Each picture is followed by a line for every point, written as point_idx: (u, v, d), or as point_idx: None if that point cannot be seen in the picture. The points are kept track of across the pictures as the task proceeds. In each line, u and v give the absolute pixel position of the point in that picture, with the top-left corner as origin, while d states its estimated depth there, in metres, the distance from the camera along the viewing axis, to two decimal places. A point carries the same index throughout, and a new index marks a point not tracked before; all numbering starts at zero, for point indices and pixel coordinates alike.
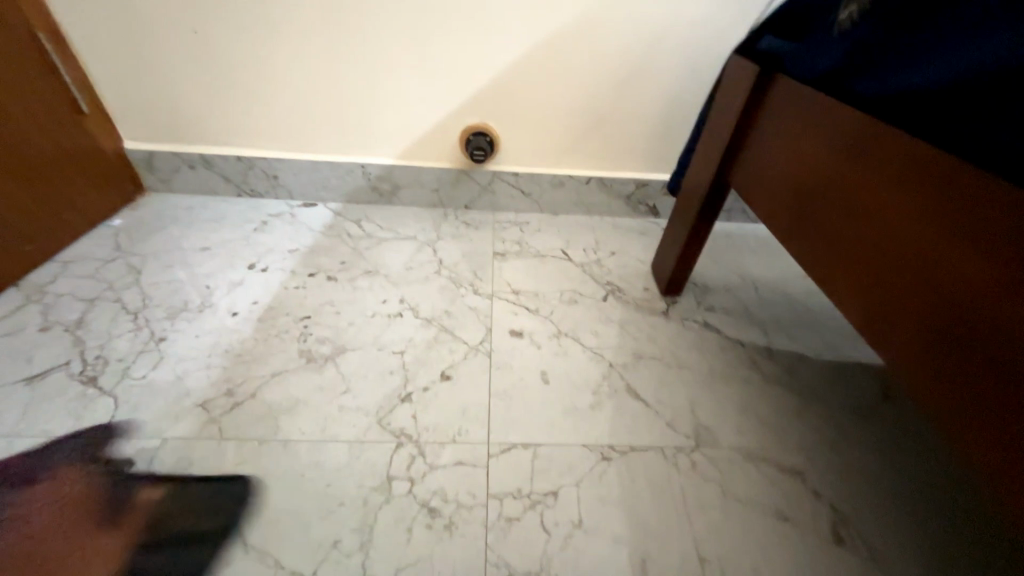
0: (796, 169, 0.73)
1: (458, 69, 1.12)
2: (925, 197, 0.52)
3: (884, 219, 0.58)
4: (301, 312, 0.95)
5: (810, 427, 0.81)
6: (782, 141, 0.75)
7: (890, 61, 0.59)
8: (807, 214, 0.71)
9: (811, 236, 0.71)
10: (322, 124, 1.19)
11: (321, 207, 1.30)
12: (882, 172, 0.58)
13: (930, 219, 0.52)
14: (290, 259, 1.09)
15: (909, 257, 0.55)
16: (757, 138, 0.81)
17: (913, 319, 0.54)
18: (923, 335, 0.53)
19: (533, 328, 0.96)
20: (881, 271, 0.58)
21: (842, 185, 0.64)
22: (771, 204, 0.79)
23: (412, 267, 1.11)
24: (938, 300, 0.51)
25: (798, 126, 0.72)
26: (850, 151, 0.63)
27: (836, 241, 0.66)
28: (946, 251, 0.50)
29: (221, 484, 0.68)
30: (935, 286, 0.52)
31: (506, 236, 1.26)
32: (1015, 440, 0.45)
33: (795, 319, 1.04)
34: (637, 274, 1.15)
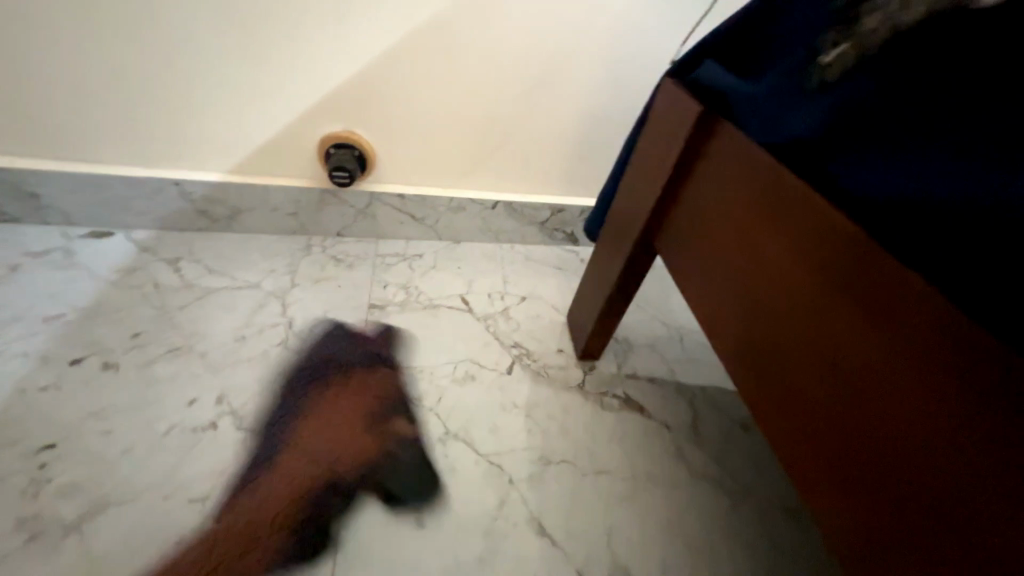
0: (729, 253, 0.55)
1: (302, 56, 0.80)
2: (905, 351, 0.37)
3: (840, 357, 0.42)
4: (42, 439, 0.62)
5: (743, 549, 0.68)
6: (712, 191, 0.57)
7: (880, 144, 0.42)
8: (740, 317, 0.54)
9: (703, 263, 0.60)
10: (100, 122, 0.82)
11: (120, 237, 0.92)
12: (844, 294, 0.41)
13: (911, 387, 0.36)
14: (43, 335, 0.73)
15: (868, 416, 0.39)
16: (690, 199, 0.61)
17: (803, 386, 0.46)
18: (888, 538, 0.38)
19: (411, 430, 0.72)
20: (780, 324, 0.48)
21: (746, 216, 0.52)
22: (699, 289, 0.61)
23: (247, 335, 0.80)
24: (913, 502, 0.36)
25: (738, 198, 0.53)
26: (801, 250, 0.45)
27: (730, 275, 0.55)
28: (931, 439, 0.35)
29: None
30: (872, 429, 0.39)
31: (389, 277, 0.98)
32: (882, 544, 0.39)
33: (728, 385, 0.89)
34: (550, 329, 0.94)
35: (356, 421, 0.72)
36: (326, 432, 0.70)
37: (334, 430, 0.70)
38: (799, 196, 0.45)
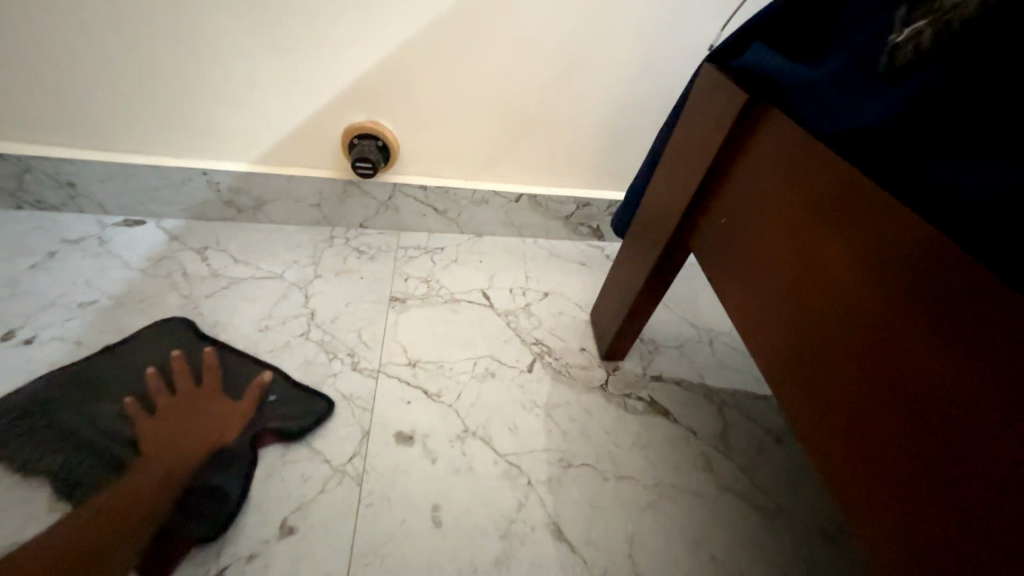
0: (769, 247, 0.52)
1: (326, 45, 0.79)
2: (971, 358, 0.33)
3: (887, 357, 0.39)
4: (75, 422, 0.64)
5: (773, 565, 0.65)
6: (754, 183, 0.53)
7: (957, 135, 0.38)
8: (778, 316, 0.51)
9: (738, 255, 0.57)
10: (131, 112, 0.83)
11: (151, 225, 0.94)
12: (899, 295, 0.38)
13: (976, 398, 0.33)
14: (77, 320, 0.75)
15: (916, 419, 0.36)
16: (729, 193, 0.58)
17: (842, 385, 0.43)
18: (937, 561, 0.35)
19: (429, 427, 0.71)
20: (820, 321, 0.45)
21: (788, 205, 0.49)
22: (734, 286, 0.58)
23: (270, 325, 0.81)
24: (963, 513, 0.33)
25: (782, 190, 0.49)
26: (851, 245, 0.42)
27: (767, 267, 0.52)
28: (989, 449, 0.32)
29: None
30: (920, 434, 0.36)
31: (411, 270, 0.97)
32: (923, 551, 0.36)
33: (760, 392, 0.85)
34: (572, 327, 0.92)
35: (212, 393, 0.70)
36: (198, 412, 0.67)
37: (207, 401, 0.69)
38: (853, 189, 0.41)
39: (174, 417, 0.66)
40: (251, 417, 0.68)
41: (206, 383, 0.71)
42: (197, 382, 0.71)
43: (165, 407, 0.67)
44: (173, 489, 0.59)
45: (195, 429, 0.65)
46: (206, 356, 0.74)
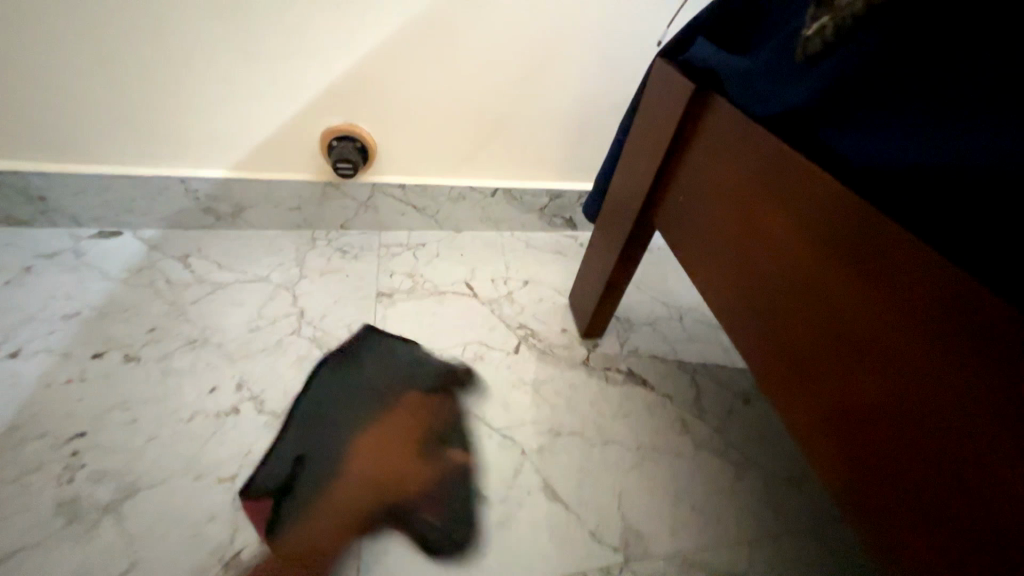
0: (734, 231, 0.57)
1: (302, 51, 0.81)
2: (906, 311, 0.39)
3: (831, 303, 0.46)
4: (71, 429, 0.64)
5: (747, 508, 0.72)
6: (709, 164, 0.60)
7: (869, 111, 0.45)
8: (747, 292, 0.56)
9: (701, 232, 0.63)
10: (106, 122, 0.83)
11: (128, 236, 0.94)
12: (849, 264, 0.44)
13: (915, 346, 0.39)
14: (63, 332, 0.75)
15: (858, 351, 0.43)
16: (688, 178, 0.64)
17: (799, 332, 0.50)
18: (896, 491, 0.42)
19: (424, 409, 0.75)
20: (775, 281, 0.52)
21: (739, 182, 0.55)
22: (702, 262, 0.64)
23: (261, 325, 0.83)
24: (902, 420, 0.40)
25: (740, 176, 0.55)
26: (806, 225, 0.48)
27: (727, 240, 0.59)
28: (911, 366, 0.39)
29: None
30: (862, 362, 0.43)
31: (394, 267, 1.00)
32: (876, 458, 0.43)
33: (725, 357, 0.93)
34: (553, 311, 0.97)
35: (415, 432, 0.72)
36: (395, 448, 0.70)
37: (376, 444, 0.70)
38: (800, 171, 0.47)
39: (382, 448, 0.69)
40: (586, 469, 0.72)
41: (427, 416, 0.74)
42: (424, 414, 0.74)
43: (393, 432, 0.71)
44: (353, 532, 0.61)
45: (395, 464, 0.68)
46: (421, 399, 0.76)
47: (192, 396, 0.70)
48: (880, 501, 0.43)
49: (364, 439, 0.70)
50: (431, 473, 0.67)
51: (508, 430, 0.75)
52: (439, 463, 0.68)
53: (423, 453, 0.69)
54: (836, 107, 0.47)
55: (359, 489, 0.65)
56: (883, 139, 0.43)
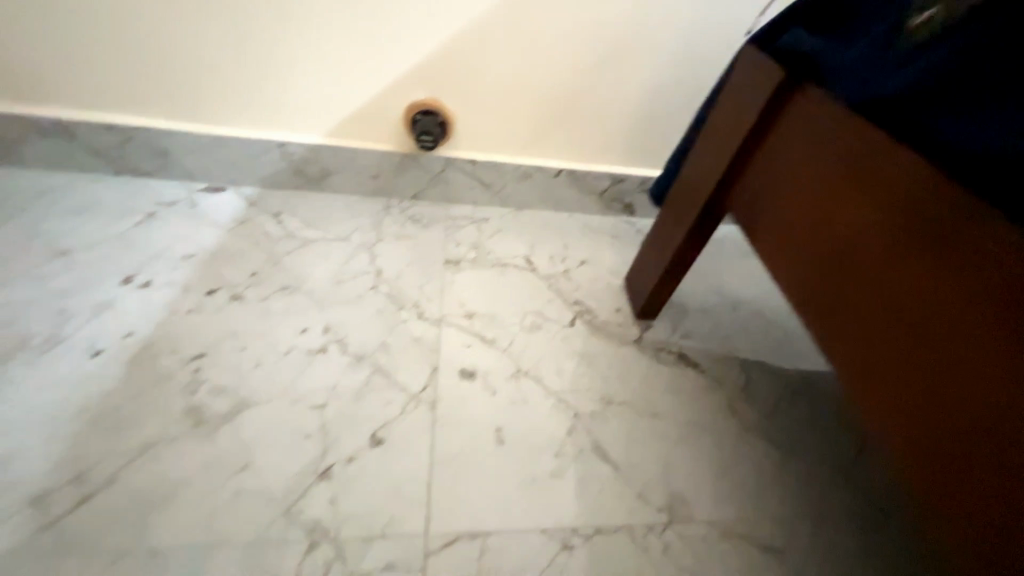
0: (822, 224, 0.57)
1: (401, 29, 0.88)
2: (999, 300, 0.40)
3: (916, 292, 0.47)
4: (192, 349, 0.74)
5: (791, 491, 0.74)
6: (791, 152, 0.61)
7: (977, 106, 0.45)
8: (831, 289, 0.56)
9: (775, 221, 0.64)
10: (224, 86, 0.93)
11: (230, 192, 1.04)
12: (963, 263, 0.43)
13: (1009, 337, 0.40)
14: (184, 268, 0.86)
15: (940, 338, 0.45)
16: (767, 164, 0.65)
17: (876, 320, 0.51)
18: (976, 483, 0.42)
19: (487, 367, 0.81)
20: (853, 270, 0.53)
21: (822, 171, 0.57)
22: (774, 250, 0.65)
23: (344, 279, 0.91)
24: (984, 405, 0.42)
25: (832, 169, 0.55)
26: (910, 223, 0.47)
27: (803, 229, 0.60)
28: (999, 353, 0.41)
29: None
30: (944, 350, 0.45)
31: (460, 237, 1.07)
32: (952, 443, 0.44)
33: (776, 349, 0.94)
34: (608, 291, 1.01)
35: None
36: None
37: None
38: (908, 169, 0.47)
39: None
40: (611, 438, 0.74)
41: None
42: None
43: None
44: None
45: None
46: None
47: (288, 334, 0.79)
48: (953, 484, 0.44)
49: (436, 386, 0.76)
50: (495, 422, 0.73)
51: (564, 394, 0.79)
52: (500, 415, 0.74)
53: (488, 404, 0.75)
54: (932, 104, 0.48)
55: (435, 426, 0.71)
56: (988, 133, 0.44)
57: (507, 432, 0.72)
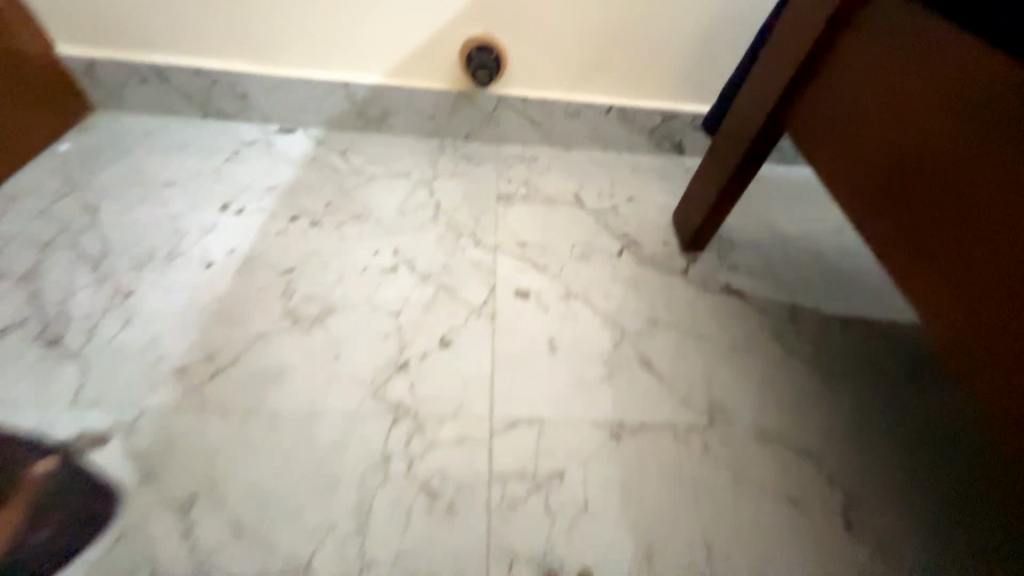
0: (898, 146, 0.56)
1: None
2: None
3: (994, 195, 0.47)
4: (284, 264, 0.84)
5: (833, 406, 0.77)
6: (863, 66, 0.60)
7: None
8: (904, 206, 0.56)
9: (842, 141, 0.64)
10: (295, 27, 0.99)
11: (300, 133, 1.13)
12: None
13: None
14: (269, 199, 0.96)
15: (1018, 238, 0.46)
16: (838, 94, 0.64)
17: (948, 228, 0.52)
18: None
19: (540, 288, 0.88)
20: (925, 181, 0.54)
21: (898, 83, 0.56)
22: (837, 171, 0.65)
23: (407, 210, 0.99)
24: None
25: (914, 83, 0.54)
26: (1001, 126, 0.47)
27: (872, 145, 0.60)
28: None
29: (201, 476, 0.60)
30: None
31: (511, 174, 1.11)
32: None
33: (826, 282, 0.95)
34: (656, 226, 1.04)
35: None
36: None
37: None
38: (1001, 64, 0.46)
39: None
40: (656, 352, 0.80)
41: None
42: None
43: None
44: None
45: None
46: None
47: (362, 255, 0.88)
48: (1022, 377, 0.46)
49: (494, 302, 0.84)
50: (548, 334, 0.81)
51: (612, 314, 0.85)
52: (553, 329, 0.81)
53: (542, 319, 0.82)
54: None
55: (494, 335, 0.79)
56: None
57: (559, 343, 0.79)
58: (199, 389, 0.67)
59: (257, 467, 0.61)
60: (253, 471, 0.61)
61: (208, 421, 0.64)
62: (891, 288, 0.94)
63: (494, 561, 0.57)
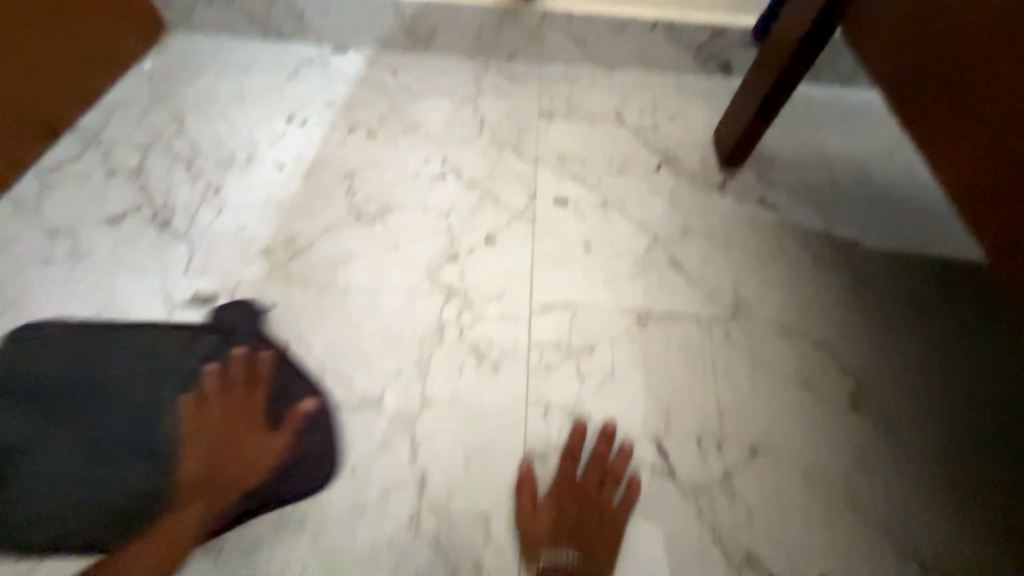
0: (949, 41, 0.56)
1: None
2: None
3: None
4: (345, 169, 0.93)
5: (856, 309, 0.80)
6: None
7: None
8: (951, 104, 0.57)
9: (897, 42, 0.64)
10: None
11: (353, 54, 1.16)
12: None
13: None
14: (329, 113, 1.04)
15: None
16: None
17: (988, 122, 0.53)
18: None
19: (579, 197, 0.93)
20: (971, 76, 0.54)
21: None
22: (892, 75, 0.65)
23: (453, 125, 1.04)
24: None
25: None
26: None
27: (925, 43, 0.59)
28: None
29: (291, 332, 0.72)
30: None
31: (553, 93, 1.13)
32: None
33: (865, 199, 0.95)
34: (696, 144, 1.05)
35: (254, 418, 0.65)
36: (231, 431, 0.64)
37: (241, 411, 0.65)
38: None
39: (216, 421, 0.64)
40: (686, 256, 0.85)
41: (255, 394, 0.66)
42: (241, 392, 0.66)
43: (205, 409, 0.65)
44: (239, 429, 0.64)
45: (224, 433, 0.63)
46: (263, 362, 0.68)
47: (414, 163, 0.95)
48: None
49: (535, 208, 0.90)
50: (584, 236, 0.87)
51: (646, 222, 0.90)
52: (589, 232, 0.87)
53: (580, 224, 0.88)
54: None
55: (534, 235, 0.86)
56: None
57: (594, 244, 0.86)
58: (282, 267, 0.78)
59: (334, 328, 0.73)
60: (331, 331, 0.73)
61: (293, 291, 0.76)
62: (933, 207, 0.93)
63: (531, 408, 0.67)
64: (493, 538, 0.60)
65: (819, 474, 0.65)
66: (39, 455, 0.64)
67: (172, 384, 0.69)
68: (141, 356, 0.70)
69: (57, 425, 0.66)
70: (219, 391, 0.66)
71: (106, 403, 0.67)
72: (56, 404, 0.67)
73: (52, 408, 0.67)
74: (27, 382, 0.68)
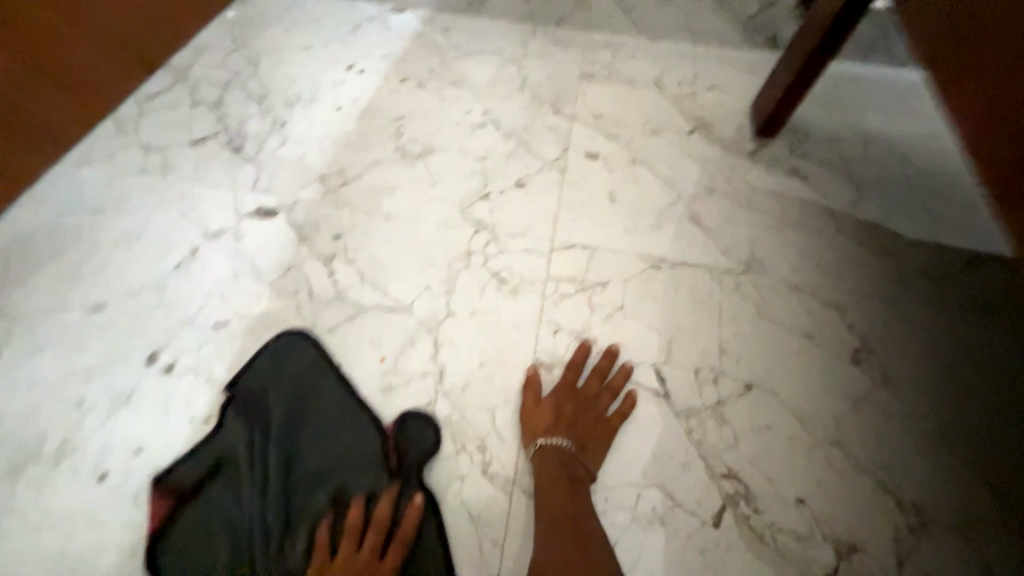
0: None
1: None
2: None
3: None
4: (395, 114, 1.01)
5: (872, 276, 0.81)
6: None
7: None
8: None
9: None
10: None
11: (410, 13, 1.23)
12: None
13: None
14: (384, 64, 1.12)
15: None
16: None
17: None
18: None
19: (609, 153, 0.97)
20: None
21: None
22: None
23: (496, 82, 1.10)
24: None
25: None
26: None
27: None
28: None
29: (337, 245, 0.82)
30: None
31: (596, 58, 1.16)
32: None
33: (900, 175, 0.94)
34: (732, 113, 1.06)
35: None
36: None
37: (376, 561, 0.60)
38: None
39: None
40: (708, 213, 0.88)
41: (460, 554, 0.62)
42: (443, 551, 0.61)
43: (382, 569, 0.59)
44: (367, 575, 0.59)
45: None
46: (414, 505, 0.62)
47: (457, 113, 1.03)
48: None
49: (566, 159, 0.95)
50: (610, 187, 0.92)
51: (672, 181, 0.93)
52: (615, 185, 0.92)
53: (607, 177, 0.93)
54: None
55: (563, 184, 0.91)
56: None
57: (619, 196, 0.90)
58: (334, 192, 0.88)
59: (375, 247, 0.82)
60: (372, 250, 0.81)
61: (341, 213, 0.85)
62: (971, 186, 0.92)
63: (543, 329, 0.74)
64: (497, 428, 0.68)
65: (811, 415, 0.69)
66: (217, 498, 0.64)
67: (327, 484, 0.65)
68: (329, 440, 0.68)
69: (245, 473, 0.65)
70: (361, 521, 0.62)
71: (223, 477, 0.65)
72: (252, 461, 0.66)
73: (248, 454, 0.67)
74: (242, 419, 0.68)
